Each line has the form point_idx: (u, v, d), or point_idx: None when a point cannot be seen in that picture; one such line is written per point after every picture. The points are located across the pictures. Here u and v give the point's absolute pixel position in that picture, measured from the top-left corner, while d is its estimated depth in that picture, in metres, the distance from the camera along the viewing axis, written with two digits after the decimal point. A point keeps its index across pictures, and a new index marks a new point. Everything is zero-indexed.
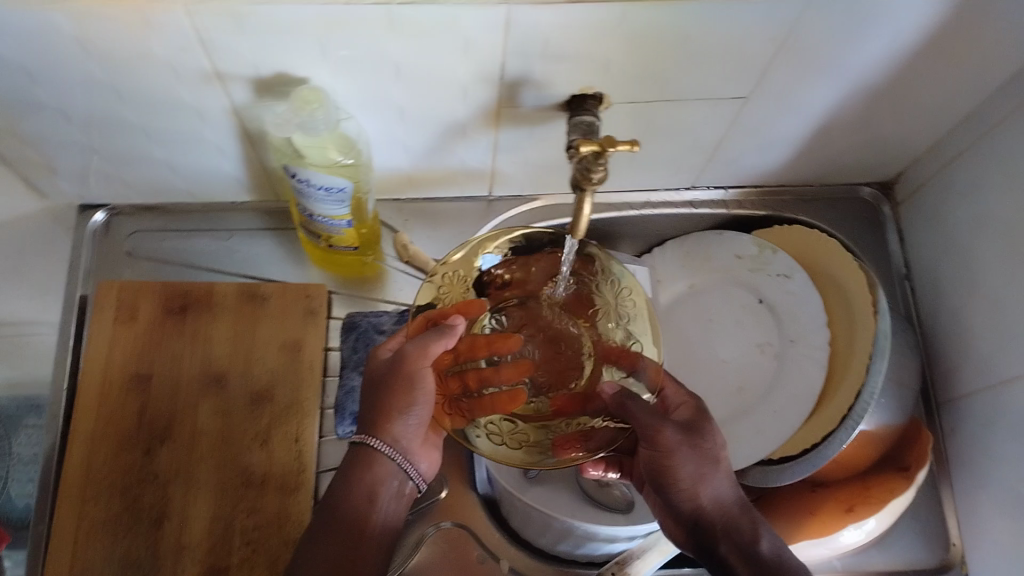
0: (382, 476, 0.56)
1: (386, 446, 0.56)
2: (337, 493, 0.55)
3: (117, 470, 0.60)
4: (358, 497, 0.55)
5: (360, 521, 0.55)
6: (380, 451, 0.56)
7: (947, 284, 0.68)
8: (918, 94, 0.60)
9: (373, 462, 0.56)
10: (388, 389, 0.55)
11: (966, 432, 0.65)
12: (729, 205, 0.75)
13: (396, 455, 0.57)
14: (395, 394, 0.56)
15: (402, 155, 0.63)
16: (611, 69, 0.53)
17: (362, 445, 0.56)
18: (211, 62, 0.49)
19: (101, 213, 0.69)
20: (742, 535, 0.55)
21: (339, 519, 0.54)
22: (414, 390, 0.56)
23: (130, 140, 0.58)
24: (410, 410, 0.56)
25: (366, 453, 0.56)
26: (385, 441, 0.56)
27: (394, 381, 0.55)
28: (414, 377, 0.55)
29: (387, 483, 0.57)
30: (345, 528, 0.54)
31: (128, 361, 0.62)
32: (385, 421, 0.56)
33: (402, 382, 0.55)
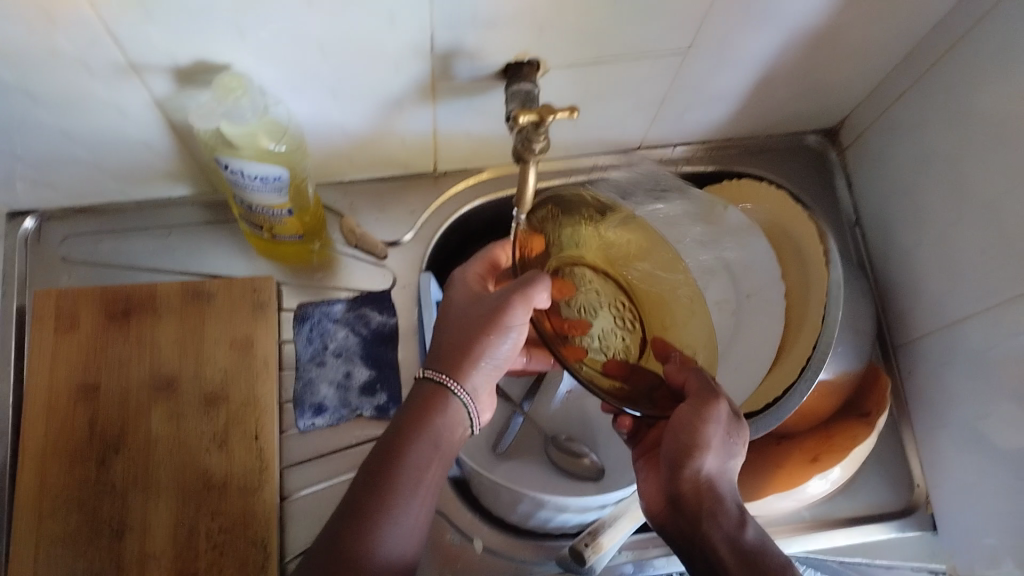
0: (451, 420, 0.56)
1: (459, 388, 0.56)
2: (369, 476, 0.52)
3: (72, 484, 0.58)
4: (423, 441, 0.54)
5: (422, 466, 0.54)
6: (451, 392, 0.56)
7: (898, 228, 0.69)
8: (857, 37, 0.60)
9: (420, 434, 0.54)
10: (479, 327, 0.57)
11: (922, 372, 0.66)
12: (678, 163, 0.74)
13: (465, 395, 0.57)
14: (485, 334, 0.57)
15: (340, 137, 0.61)
16: (543, 33, 0.52)
17: (433, 381, 0.56)
18: (125, 54, 0.47)
19: (30, 219, 0.67)
20: (728, 522, 0.53)
21: (401, 461, 0.53)
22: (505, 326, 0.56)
23: (51, 142, 0.56)
24: (498, 342, 0.57)
25: (432, 396, 0.56)
26: (458, 382, 0.56)
27: (482, 317, 0.57)
28: (505, 321, 0.56)
29: (455, 430, 0.56)
30: (407, 469, 0.53)
31: (73, 371, 0.60)
32: (467, 364, 0.57)
33: (491, 325, 0.56)
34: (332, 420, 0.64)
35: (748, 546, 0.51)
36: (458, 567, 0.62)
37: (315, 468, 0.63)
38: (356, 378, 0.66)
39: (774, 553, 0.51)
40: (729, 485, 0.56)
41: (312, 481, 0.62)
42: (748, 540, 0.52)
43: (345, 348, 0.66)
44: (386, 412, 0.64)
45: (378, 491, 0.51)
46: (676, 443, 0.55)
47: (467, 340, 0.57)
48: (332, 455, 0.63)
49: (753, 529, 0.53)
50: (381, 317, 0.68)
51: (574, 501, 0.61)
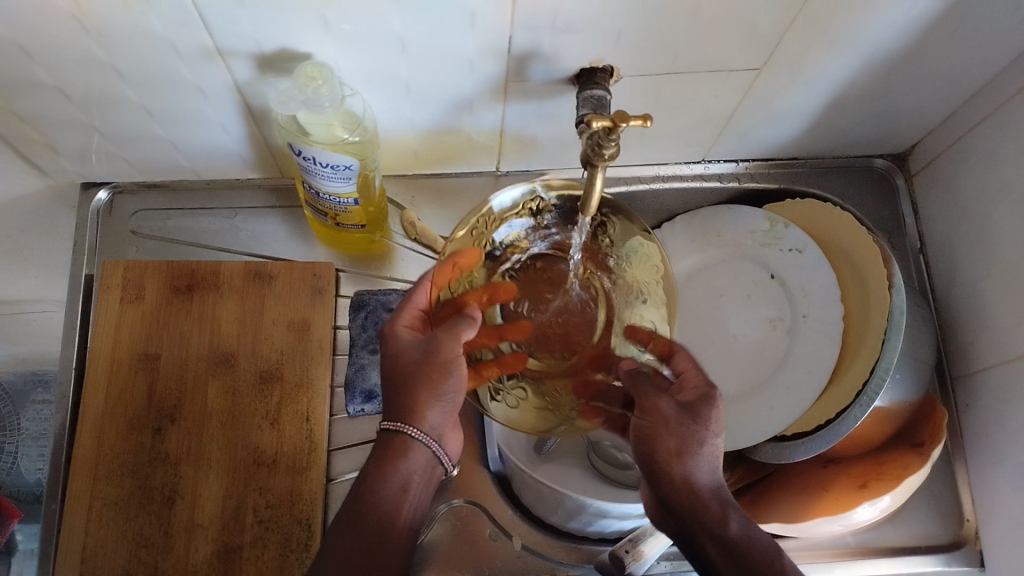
0: (416, 463, 0.54)
1: (421, 434, 0.54)
2: (348, 514, 0.52)
3: (128, 450, 0.60)
4: (389, 485, 0.53)
5: (393, 512, 0.53)
6: (416, 439, 0.54)
7: (962, 257, 0.67)
8: (935, 64, 0.59)
9: (388, 467, 0.53)
10: (419, 376, 0.53)
11: (980, 406, 0.65)
12: (740, 178, 0.74)
13: (430, 442, 0.54)
14: (428, 382, 0.53)
15: (409, 131, 0.62)
16: (620, 42, 0.52)
17: (397, 433, 0.53)
18: (211, 38, 0.48)
19: (104, 190, 0.68)
20: (712, 519, 0.54)
21: (369, 512, 0.52)
22: (447, 375, 0.53)
23: (132, 118, 0.57)
24: (442, 397, 0.53)
25: (399, 441, 0.54)
26: (420, 429, 0.54)
27: (427, 369, 0.53)
28: (448, 367, 0.53)
29: (421, 472, 0.55)
30: (377, 519, 0.52)
31: (136, 341, 0.62)
32: (419, 408, 0.53)
33: (434, 371, 0.53)
34: (383, 407, 0.64)
35: (743, 546, 0.52)
36: (496, 563, 0.63)
37: (362, 453, 0.64)
38: None
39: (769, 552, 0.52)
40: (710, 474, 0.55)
41: (358, 466, 0.63)
42: (741, 538, 0.52)
43: None
44: None
45: (351, 542, 0.51)
46: (647, 438, 0.56)
47: (414, 389, 0.53)
48: None
49: (739, 520, 0.54)
50: None
51: (614, 506, 0.61)
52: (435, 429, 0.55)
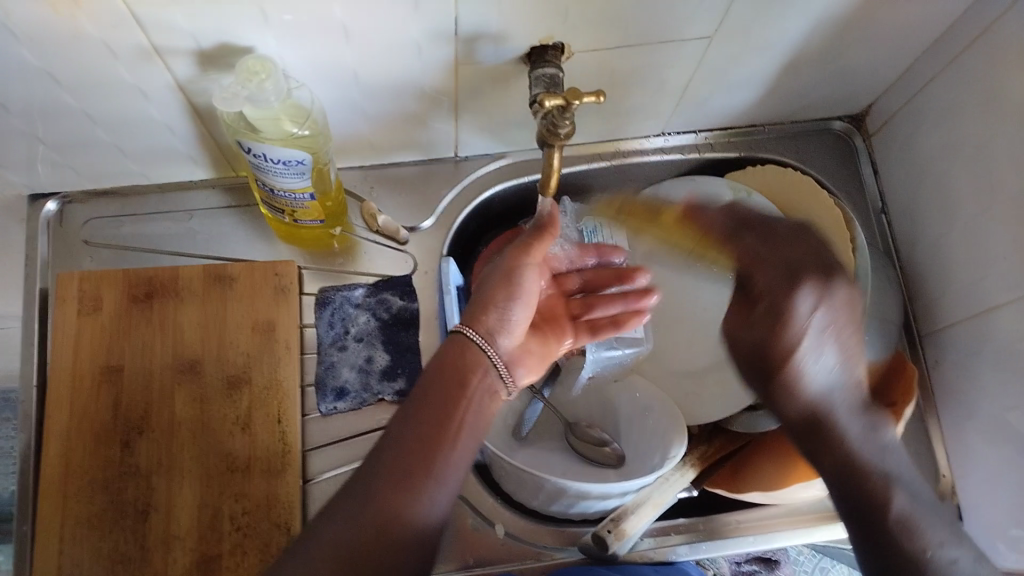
0: (476, 368, 0.54)
1: (481, 336, 0.55)
2: (404, 413, 0.52)
3: (96, 466, 0.58)
4: (440, 389, 0.52)
5: (447, 418, 0.51)
6: (473, 340, 0.55)
7: (925, 214, 0.68)
8: (886, 22, 0.59)
9: (444, 364, 0.54)
10: (486, 285, 0.58)
11: (950, 360, 0.65)
12: (700, 148, 0.73)
13: (488, 345, 0.55)
14: (502, 284, 0.57)
15: (361, 121, 0.60)
16: (569, 17, 0.51)
17: (456, 333, 0.55)
18: (148, 38, 0.47)
19: (53, 202, 0.67)
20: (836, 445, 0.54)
21: (418, 417, 0.51)
22: (516, 284, 0.58)
23: (74, 124, 0.56)
24: (512, 306, 0.58)
25: (458, 342, 0.55)
26: (480, 332, 0.56)
27: (498, 279, 0.58)
28: (520, 272, 0.58)
29: (481, 377, 0.54)
30: (425, 425, 0.51)
31: (97, 355, 0.60)
32: (480, 313, 0.56)
33: (507, 276, 0.58)
34: (355, 403, 0.64)
35: (843, 460, 0.54)
36: (480, 552, 0.63)
37: (337, 452, 0.63)
38: (377, 363, 0.65)
39: (858, 475, 0.54)
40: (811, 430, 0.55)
41: (335, 464, 0.62)
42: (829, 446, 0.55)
43: (366, 332, 0.66)
44: (404, 397, 0.64)
45: (394, 451, 0.49)
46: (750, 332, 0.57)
47: (482, 296, 0.57)
48: (356, 439, 0.63)
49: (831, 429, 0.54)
50: (402, 301, 0.67)
51: (597, 488, 0.59)
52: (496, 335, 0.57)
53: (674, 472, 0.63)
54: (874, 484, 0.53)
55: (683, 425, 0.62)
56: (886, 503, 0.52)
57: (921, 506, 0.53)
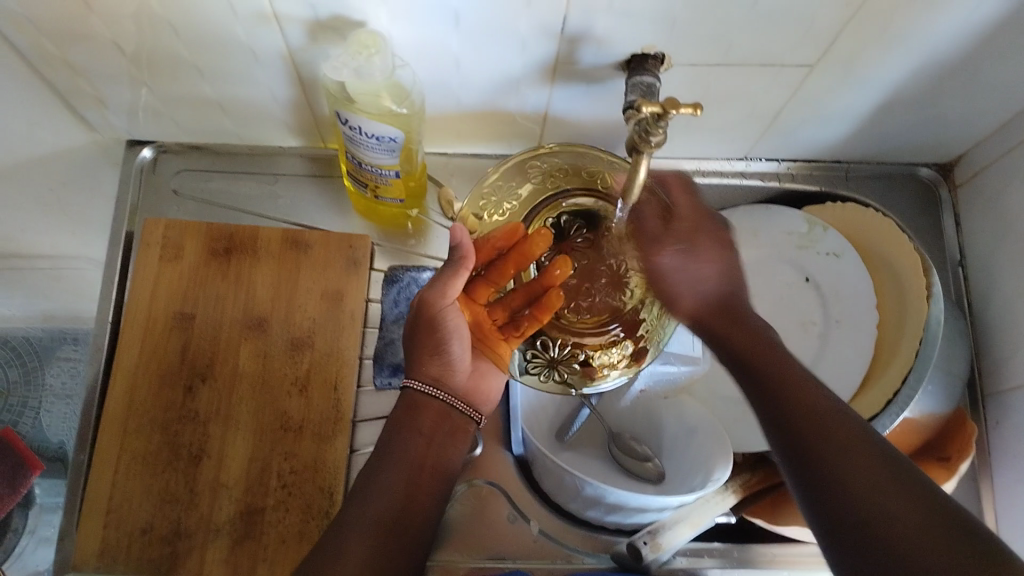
0: (434, 417, 0.57)
1: (427, 386, 0.57)
2: (375, 461, 0.54)
3: (158, 407, 0.60)
4: (405, 438, 0.55)
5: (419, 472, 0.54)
6: (422, 390, 0.57)
7: (1003, 272, 0.66)
8: (989, 73, 0.58)
9: (411, 409, 0.57)
10: (413, 337, 0.58)
11: (1012, 423, 0.64)
12: (781, 178, 0.73)
13: (438, 392, 0.58)
14: (426, 338, 0.57)
15: (453, 108, 0.62)
16: (674, 29, 0.51)
17: (406, 389, 0.57)
18: (267, 2, 0.49)
19: (148, 149, 0.70)
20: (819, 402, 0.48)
21: (395, 465, 0.54)
22: (440, 332, 0.57)
23: (182, 78, 0.58)
24: (450, 345, 0.57)
25: (410, 397, 0.57)
26: (426, 380, 0.58)
27: (424, 332, 0.57)
28: (439, 320, 0.56)
29: (443, 419, 0.58)
30: (403, 472, 0.54)
31: (173, 301, 0.63)
32: (421, 363, 0.58)
33: (427, 328, 0.57)
34: None
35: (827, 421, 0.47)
36: (512, 546, 0.63)
37: None
38: None
39: (864, 446, 0.45)
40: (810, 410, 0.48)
41: None
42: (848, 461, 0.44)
43: None
44: None
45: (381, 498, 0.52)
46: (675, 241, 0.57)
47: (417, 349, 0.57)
48: None
49: (810, 394, 0.49)
50: None
51: (632, 499, 0.59)
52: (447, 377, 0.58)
53: (715, 495, 0.63)
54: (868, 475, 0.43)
55: (728, 446, 0.62)
56: (861, 488, 0.43)
57: (873, 458, 0.44)
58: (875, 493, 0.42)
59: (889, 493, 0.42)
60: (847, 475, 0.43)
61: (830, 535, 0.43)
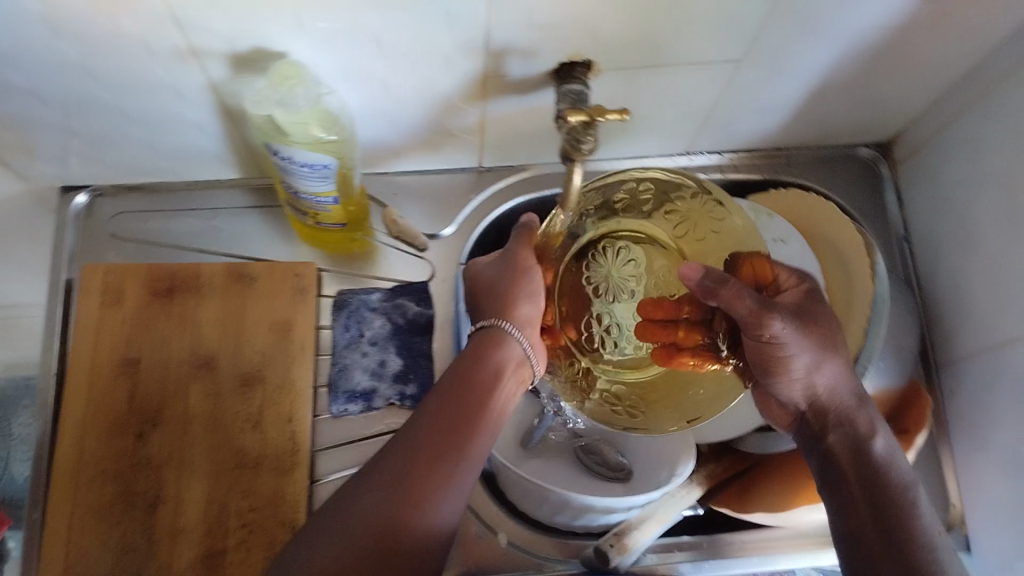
0: (499, 372, 0.53)
1: (516, 331, 0.55)
2: (437, 395, 0.52)
3: (110, 456, 0.59)
4: (473, 384, 0.52)
5: (461, 427, 0.50)
6: (509, 334, 0.55)
7: (946, 246, 0.67)
8: (915, 54, 0.59)
9: (489, 348, 0.54)
10: (503, 282, 0.57)
11: (965, 393, 0.65)
12: (724, 170, 0.73)
13: (523, 340, 0.55)
14: (515, 282, 0.56)
15: (388, 128, 0.61)
16: (599, 35, 0.51)
17: (492, 327, 0.55)
18: (184, 40, 0.48)
19: (83, 194, 0.68)
20: (862, 428, 0.55)
21: (447, 413, 0.51)
22: (523, 284, 0.56)
23: (107, 120, 0.57)
24: (529, 299, 0.56)
25: (497, 334, 0.55)
26: (517, 326, 0.55)
27: (508, 281, 0.57)
28: (523, 269, 0.57)
29: (514, 370, 0.54)
30: (450, 419, 0.50)
31: (117, 346, 0.61)
32: (509, 307, 0.55)
33: (515, 274, 0.57)
34: (366, 407, 0.65)
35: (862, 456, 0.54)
36: (482, 560, 0.63)
37: (347, 452, 0.63)
38: (390, 367, 0.66)
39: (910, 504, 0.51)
40: (875, 472, 0.53)
41: (343, 465, 0.63)
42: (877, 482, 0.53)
43: (381, 335, 0.67)
44: (415, 404, 0.65)
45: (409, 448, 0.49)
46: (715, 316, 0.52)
47: (505, 291, 0.56)
48: (363, 442, 0.64)
49: (896, 489, 0.52)
50: (418, 308, 0.68)
51: (600, 502, 0.60)
52: (528, 328, 0.55)
53: (679, 489, 0.64)
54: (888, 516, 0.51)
55: (691, 444, 0.63)
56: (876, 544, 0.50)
57: (902, 505, 0.51)
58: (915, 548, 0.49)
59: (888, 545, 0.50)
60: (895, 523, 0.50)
61: (846, 551, 0.51)
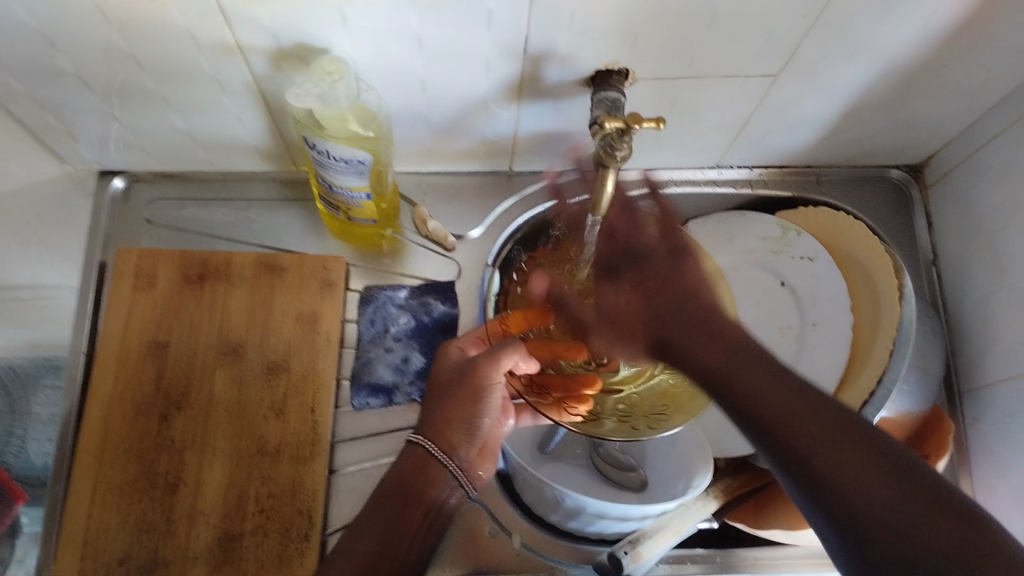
0: (438, 482, 0.56)
1: (443, 452, 0.56)
2: (378, 505, 0.54)
3: (133, 436, 0.60)
4: (407, 496, 0.54)
5: (407, 519, 0.54)
6: (436, 456, 0.56)
7: (975, 271, 0.67)
8: (948, 78, 0.59)
9: (426, 465, 0.56)
10: (451, 397, 0.56)
11: (988, 420, 0.64)
12: (753, 185, 0.73)
13: (454, 462, 0.56)
14: (458, 403, 0.56)
15: (423, 128, 0.62)
16: (636, 45, 0.52)
17: (419, 447, 0.56)
18: (231, 33, 0.49)
19: (120, 179, 0.70)
20: (797, 436, 0.46)
21: (386, 516, 0.53)
22: (481, 400, 0.56)
23: (150, 108, 0.58)
24: (475, 418, 0.57)
25: (421, 456, 0.56)
26: (442, 447, 0.56)
27: (464, 394, 0.56)
28: (482, 390, 0.55)
29: (446, 483, 0.56)
30: (391, 522, 0.53)
31: (146, 330, 0.62)
32: (447, 429, 0.56)
33: (467, 392, 0.55)
34: (387, 402, 0.65)
35: (725, 372, 0.49)
36: (496, 560, 0.63)
37: (367, 447, 0.64)
38: (413, 363, 0.66)
39: (834, 419, 0.46)
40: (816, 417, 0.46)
41: (362, 459, 0.63)
42: (742, 397, 0.48)
43: (405, 332, 0.67)
44: None
45: (367, 546, 0.51)
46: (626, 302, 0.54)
47: (445, 409, 0.56)
48: (383, 436, 0.64)
49: (806, 441, 0.46)
50: (443, 306, 0.68)
51: (613, 508, 0.59)
52: (457, 449, 0.57)
53: (695, 500, 0.64)
54: (844, 466, 0.44)
55: (708, 454, 0.62)
56: (850, 479, 0.44)
57: (856, 453, 0.45)
58: (815, 452, 0.45)
59: (876, 480, 0.43)
60: (804, 441, 0.46)
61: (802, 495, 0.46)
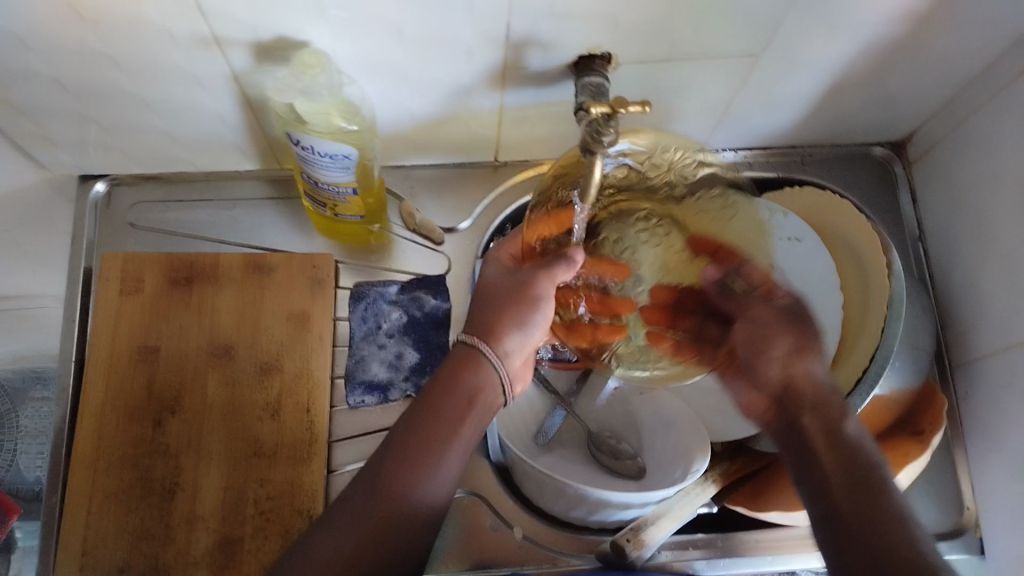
0: (484, 383, 0.53)
1: (494, 355, 0.54)
2: (429, 399, 0.52)
3: (128, 441, 0.59)
4: (446, 407, 0.51)
5: (448, 430, 0.51)
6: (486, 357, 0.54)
7: (962, 245, 0.67)
8: (929, 51, 0.59)
9: (472, 368, 0.54)
10: (506, 300, 0.56)
11: (979, 393, 0.65)
12: (739, 167, 0.73)
13: (501, 366, 0.54)
14: (515, 307, 0.55)
15: (406, 119, 0.61)
16: (618, 29, 0.52)
17: (470, 348, 0.54)
18: (209, 28, 0.48)
19: (102, 183, 0.69)
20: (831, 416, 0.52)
21: (424, 425, 0.51)
22: (533, 307, 0.56)
23: (128, 108, 0.57)
24: (525, 327, 0.56)
25: (471, 355, 0.54)
26: (494, 350, 0.55)
27: (516, 297, 0.56)
28: (536, 296, 0.56)
29: (485, 397, 0.53)
30: (428, 433, 0.50)
31: (136, 335, 0.62)
32: (500, 333, 0.55)
33: (522, 297, 0.56)
34: (382, 399, 0.65)
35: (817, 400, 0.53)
36: (497, 554, 0.63)
37: (361, 445, 0.63)
38: (406, 360, 0.66)
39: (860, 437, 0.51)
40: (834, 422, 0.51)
41: (358, 457, 0.63)
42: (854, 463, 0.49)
43: (397, 329, 0.67)
44: None
45: (401, 454, 0.49)
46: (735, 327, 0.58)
47: (498, 309, 0.56)
48: (379, 434, 0.64)
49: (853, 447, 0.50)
50: (436, 301, 0.68)
51: (614, 496, 0.59)
52: (504, 357, 0.55)
53: (695, 486, 0.64)
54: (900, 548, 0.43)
55: (706, 441, 0.62)
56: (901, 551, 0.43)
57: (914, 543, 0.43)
58: (898, 536, 0.44)
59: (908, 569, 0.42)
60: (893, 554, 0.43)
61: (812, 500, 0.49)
